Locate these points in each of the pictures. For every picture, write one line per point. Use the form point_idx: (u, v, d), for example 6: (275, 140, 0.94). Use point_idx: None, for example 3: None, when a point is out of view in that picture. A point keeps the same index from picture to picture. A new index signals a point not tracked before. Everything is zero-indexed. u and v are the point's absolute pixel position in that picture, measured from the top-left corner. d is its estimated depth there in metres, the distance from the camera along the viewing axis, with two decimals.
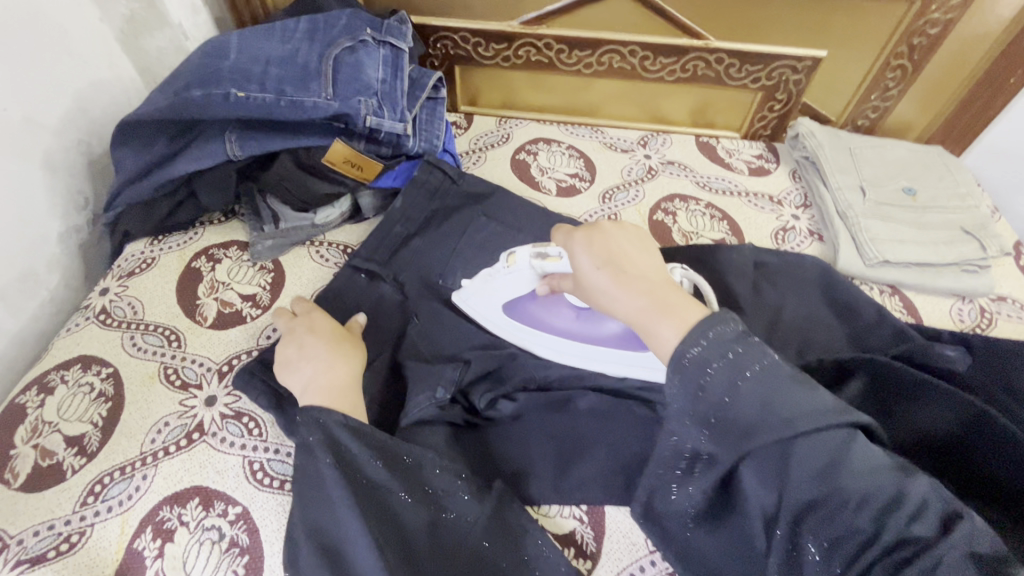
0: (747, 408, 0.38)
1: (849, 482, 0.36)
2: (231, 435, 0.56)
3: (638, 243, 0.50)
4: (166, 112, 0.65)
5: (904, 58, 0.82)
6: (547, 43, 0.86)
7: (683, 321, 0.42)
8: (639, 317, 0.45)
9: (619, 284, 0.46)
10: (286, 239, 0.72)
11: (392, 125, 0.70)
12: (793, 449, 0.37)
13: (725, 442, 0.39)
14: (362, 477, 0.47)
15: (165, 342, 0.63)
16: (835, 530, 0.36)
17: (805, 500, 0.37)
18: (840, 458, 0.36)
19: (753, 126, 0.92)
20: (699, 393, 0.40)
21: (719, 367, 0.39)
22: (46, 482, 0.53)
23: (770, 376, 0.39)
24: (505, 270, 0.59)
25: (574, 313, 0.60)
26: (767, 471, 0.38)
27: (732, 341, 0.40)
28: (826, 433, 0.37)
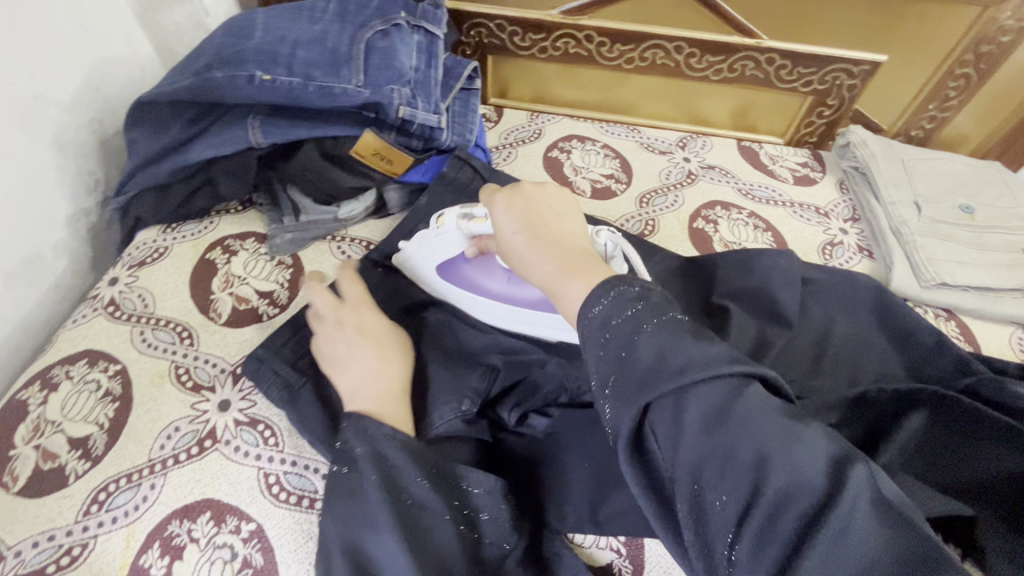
0: (644, 358, 0.35)
1: (743, 430, 0.31)
2: (245, 444, 0.52)
3: (561, 208, 0.50)
4: (186, 93, 0.60)
5: (970, 66, 0.78)
6: (588, 35, 0.81)
7: (591, 279, 0.41)
8: (549, 280, 0.44)
9: (532, 247, 0.46)
10: (307, 233, 0.68)
11: (426, 117, 0.65)
12: (688, 398, 0.32)
13: (622, 395, 0.34)
14: (411, 501, 0.42)
15: (177, 339, 0.59)
16: (728, 483, 0.31)
17: (699, 453, 0.32)
18: (733, 404, 0.32)
19: (798, 132, 0.88)
20: (603, 349, 0.37)
21: (617, 321, 0.37)
22: (47, 487, 0.49)
23: (669, 326, 0.36)
24: (436, 232, 0.59)
25: (505, 276, 0.59)
26: (664, 427, 0.33)
27: (632, 298, 0.38)
28: (718, 380, 0.32)
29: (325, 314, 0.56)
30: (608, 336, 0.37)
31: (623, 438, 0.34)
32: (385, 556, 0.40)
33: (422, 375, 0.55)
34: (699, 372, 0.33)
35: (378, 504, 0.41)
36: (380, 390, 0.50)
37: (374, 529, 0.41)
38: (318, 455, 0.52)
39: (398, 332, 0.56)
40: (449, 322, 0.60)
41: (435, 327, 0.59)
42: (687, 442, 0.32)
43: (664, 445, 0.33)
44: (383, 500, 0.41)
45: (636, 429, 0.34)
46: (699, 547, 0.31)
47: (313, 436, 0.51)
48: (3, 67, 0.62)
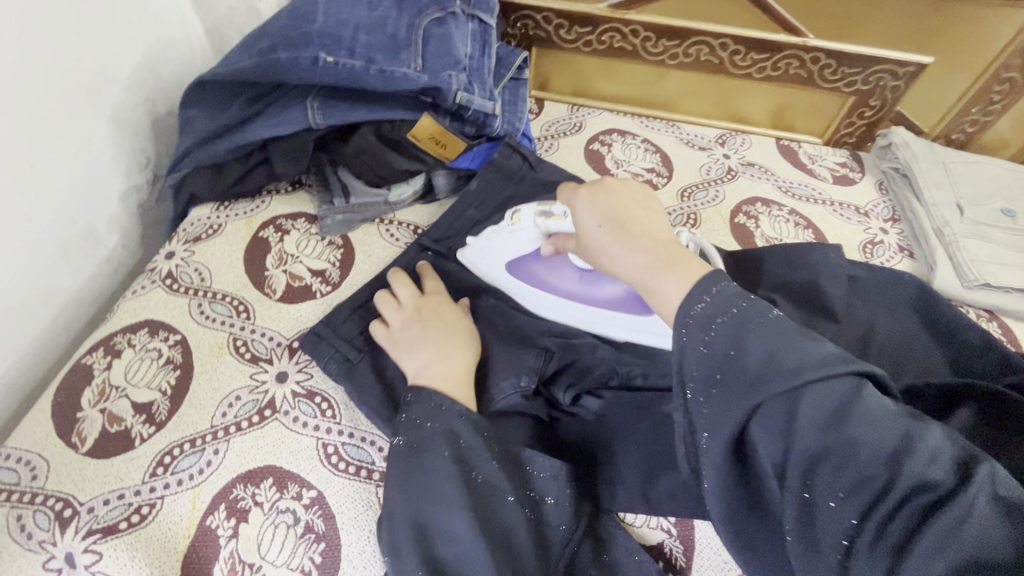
0: (752, 358, 0.35)
1: (862, 431, 0.31)
2: (303, 415, 0.53)
3: (644, 204, 0.50)
4: (249, 73, 0.62)
5: (1015, 71, 0.77)
6: (634, 29, 0.82)
7: (688, 275, 0.41)
8: (642, 275, 0.44)
9: (621, 241, 0.46)
10: (357, 214, 0.70)
11: (482, 103, 0.67)
12: (802, 399, 0.33)
13: (730, 396, 0.34)
14: (480, 480, 0.44)
15: (233, 312, 0.61)
16: (848, 480, 0.31)
17: (815, 451, 0.32)
18: (852, 405, 0.32)
19: (837, 134, 0.88)
20: (704, 349, 0.36)
21: (722, 322, 0.37)
22: (114, 449, 0.50)
23: (777, 327, 0.36)
24: (509, 228, 0.59)
25: (577, 273, 0.60)
26: (777, 426, 0.33)
27: (734, 297, 0.38)
28: (837, 381, 0.33)
29: (406, 302, 0.59)
30: (711, 337, 0.36)
31: (730, 437, 0.34)
32: (457, 519, 0.42)
33: (484, 351, 0.57)
34: (816, 373, 0.33)
35: (450, 480, 0.43)
36: (440, 365, 0.51)
37: (444, 501, 0.42)
38: (374, 428, 0.53)
39: (458, 314, 0.58)
40: (502, 306, 0.61)
41: (488, 309, 0.61)
42: (804, 441, 0.32)
43: (775, 444, 0.33)
44: (453, 477, 0.43)
45: (744, 426, 0.34)
46: (807, 539, 0.32)
47: (371, 408, 0.53)
48: (72, 43, 0.63)
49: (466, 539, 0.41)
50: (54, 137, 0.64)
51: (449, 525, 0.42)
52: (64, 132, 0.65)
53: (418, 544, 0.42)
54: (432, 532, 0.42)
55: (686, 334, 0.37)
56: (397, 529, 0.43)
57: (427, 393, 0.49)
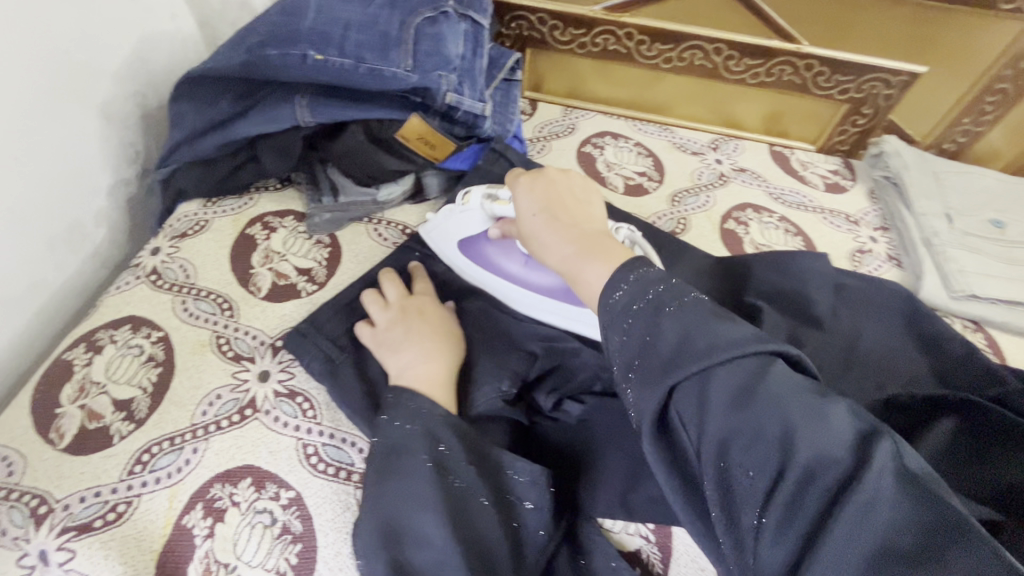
0: (668, 341, 0.37)
1: (766, 409, 0.33)
2: (284, 415, 0.53)
3: (579, 192, 0.53)
4: (238, 69, 0.61)
5: (1009, 82, 0.78)
6: (629, 32, 0.82)
7: (609, 261, 0.44)
8: (567, 263, 0.47)
9: (552, 228, 0.50)
10: (345, 213, 0.69)
11: (471, 105, 0.66)
12: (711, 378, 0.35)
13: (649, 379, 0.37)
14: (456, 480, 0.44)
15: (217, 310, 0.60)
16: (756, 458, 0.32)
17: (724, 429, 0.33)
18: (757, 383, 0.34)
19: (831, 140, 0.87)
20: (624, 334, 0.39)
21: (641, 307, 0.39)
22: (93, 446, 0.50)
23: (692, 311, 0.38)
24: (462, 209, 0.63)
25: (522, 259, 0.62)
26: (691, 407, 0.35)
27: (653, 283, 0.40)
28: (742, 360, 0.35)
29: (392, 301, 0.59)
30: (631, 322, 0.39)
31: (651, 418, 0.36)
32: (432, 522, 0.41)
33: (469, 353, 0.57)
34: (720, 352, 0.35)
35: (427, 484, 0.43)
36: (415, 371, 0.51)
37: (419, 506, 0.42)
38: (355, 429, 0.53)
39: (445, 320, 0.58)
40: (488, 309, 0.61)
41: (475, 311, 0.61)
42: (714, 419, 0.34)
43: (691, 423, 0.35)
44: (428, 478, 0.43)
45: (663, 409, 0.36)
46: (726, 522, 0.33)
47: (353, 409, 0.52)
48: (61, 35, 0.63)
49: (439, 543, 0.41)
50: (40, 129, 0.63)
51: (421, 523, 0.42)
52: (50, 124, 0.65)
53: (390, 543, 0.41)
54: (405, 531, 0.42)
55: (612, 321, 0.40)
56: (371, 526, 0.43)
57: (411, 393, 0.48)
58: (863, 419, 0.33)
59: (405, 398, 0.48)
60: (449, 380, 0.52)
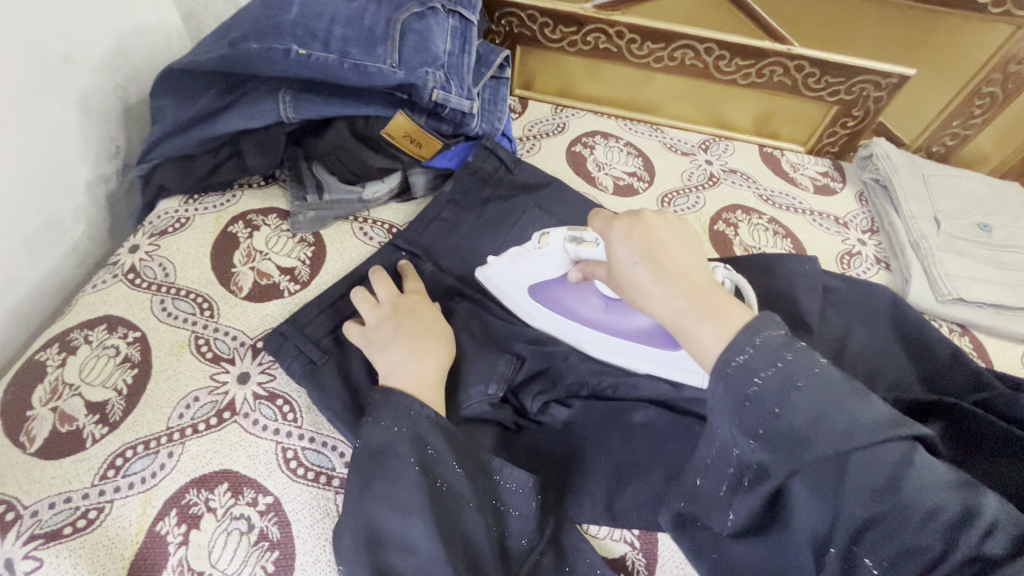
0: (801, 417, 0.35)
1: (912, 502, 0.34)
2: (264, 418, 0.52)
3: (684, 240, 0.45)
4: (220, 63, 0.60)
5: (997, 85, 0.78)
6: (619, 31, 0.81)
7: (728, 323, 0.39)
8: (676, 321, 0.41)
9: (659, 281, 0.42)
10: (330, 211, 0.68)
11: (459, 102, 0.65)
12: (852, 462, 0.35)
13: (777, 454, 0.36)
14: (442, 484, 0.43)
15: (197, 310, 0.59)
16: (895, 545, 0.34)
17: (864, 515, 0.35)
18: (903, 475, 0.34)
19: (821, 142, 0.87)
20: (745, 401, 0.36)
21: (771, 377, 0.36)
22: (64, 450, 0.49)
23: (827, 385, 0.36)
24: (537, 250, 0.58)
25: (602, 302, 0.58)
26: (821, 487, 0.36)
27: (779, 348, 0.37)
28: (886, 448, 0.34)
29: (383, 299, 0.57)
30: (755, 391, 0.36)
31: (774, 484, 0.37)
32: (415, 530, 0.41)
33: (459, 352, 0.56)
34: (866, 440, 0.34)
35: (413, 489, 0.42)
36: (410, 369, 0.50)
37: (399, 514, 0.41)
38: (336, 433, 0.52)
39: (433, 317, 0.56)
40: (476, 311, 0.60)
41: (462, 313, 0.60)
42: (851, 506, 0.35)
43: (820, 498, 0.36)
44: (415, 481, 0.42)
45: (787, 482, 0.37)
46: None
47: (334, 413, 0.51)
48: (37, 26, 0.61)
49: (422, 549, 0.41)
50: (14, 122, 0.61)
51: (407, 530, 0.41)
52: (26, 117, 0.63)
53: (372, 547, 0.41)
54: (388, 534, 0.42)
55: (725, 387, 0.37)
56: (355, 527, 0.42)
57: (400, 394, 0.47)
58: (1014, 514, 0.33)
59: (393, 398, 0.47)
60: (440, 381, 0.51)
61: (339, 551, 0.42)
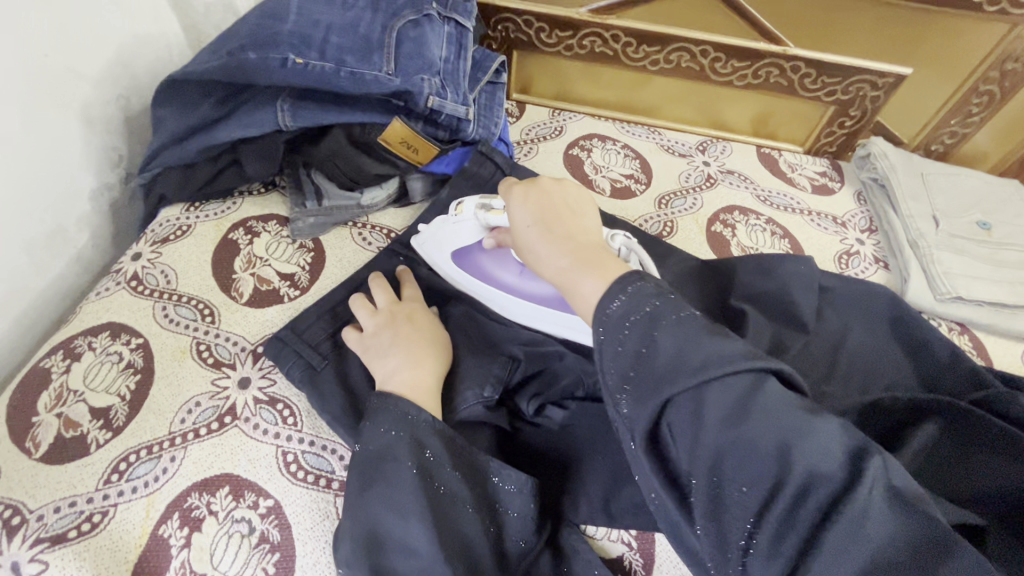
0: (662, 354, 0.35)
1: (761, 426, 0.32)
2: (264, 422, 0.53)
3: (578, 206, 0.50)
4: (218, 73, 0.61)
5: (994, 83, 0.77)
6: (615, 34, 0.82)
7: (604, 274, 0.42)
8: (562, 276, 0.45)
9: (547, 241, 0.47)
10: (329, 217, 0.69)
11: (454, 108, 0.66)
12: (706, 394, 0.33)
13: (641, 392, 0.35)
14: (440, 486, 0.44)
15: (198, 316, 0.60)
16: (749, 475, 0.31)
17: (718, 447, 0.32)
18: (751, 401, 0.32)
19: (818, 142, 0.88)
20: (619, 346, 0.37)
21: (635, 320, 0.37)
22: (69, 455, 0.50)
23: (687, 323, 0.36)
24: (453, 218, 0.60)
25: (517, 268, 0.60)
26: (683, 424, 0.33)
27: (650, 295, 0.38)
28: (734, 376, 0.33)
29: (381, 306, 0.58)
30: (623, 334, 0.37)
31: (642, 434, 0.35)
32: (409, 533, 0.41)
33: (454, 356, 0.56)
34: (716, 368, 0.33)
35: (412, 493, 0.42)
36: (404, 377, 0.50)
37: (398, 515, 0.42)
38: (336, 437, 0.53)
39: (428, 323, 0.57)
40: (473, 315, 0.61)
41: (460, 317, 0.61)
42: (708, 438, 0.32)
43: (684, 440, 0.33)
44: (411, 484, 0.43)
45: (655, 425, 0.35)
46: (716, 538, 0.32)
47: (333, 417, 0.52)
48: (39, 40, 0.62)
49: (418, 549, 0.41)
50: (18, 134, 0.63)
51: (408, 527, 0.41)
52: (29, 128, 0.64)
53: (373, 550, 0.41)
54: (386, 538, 0.42)
55: (607, 332, 0.38)
56: (355, 531, 0.42)
57: (398, 398, 0.47)
58: (852, 434, 0.32)
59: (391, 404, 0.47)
60: (436, 388, 0.51)
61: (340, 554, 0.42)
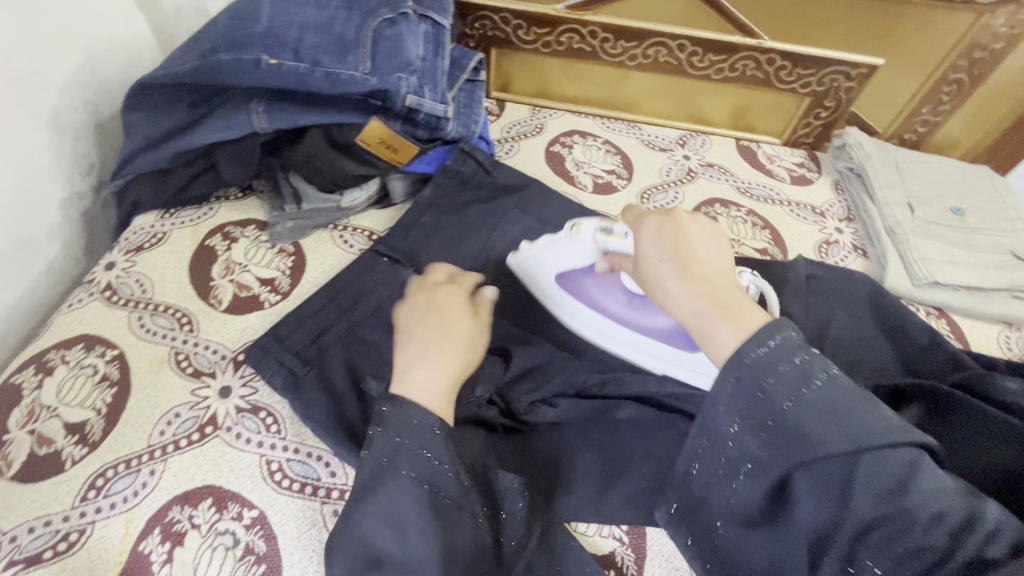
0: (808, 413, 0.35)
1: (919, 503, 0.32)
2: (246, 431, 0.52)
3: (713, 243, 0.46)
4: (190, 75, 0.60)
5: (963, 72, 0.79)
6: (592, 30, 0.82)
7: (745, 325, 0.39)
8: (695, 320, 0.41)
9: (682, 280, 0.43)
10: (309, 221, 0.68)
11: (433, 106, 0.65)
12: (858, 465, 0.33)
13: (780, 449, 0.35)
14: (441, 492, 0.41)
15: (176, 325, 0.58)
16: (899, 549, 0.32)
17: (868, 518, 0.33)
18: (911, 478, 0.32)
19: (795, 133, 0.89)
20: (758, 392, 0.36)
21: (776, 376, 0.36)
22: (43, 473, 0.48)
23: (840, 387, 0.35)
24: (568, 239, 0.59)
25: (626, 297, 0.60)
26: (823, 489, 0.34)
27: (798, 348, 0.37)
28: (894, 451, 0.33)
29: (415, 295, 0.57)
30: (763, 389, 0.36)
31: (769, 481, 0.36)
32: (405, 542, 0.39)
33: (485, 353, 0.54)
34: (872, 441, 0.33)
35: (415, 502, 0.40)
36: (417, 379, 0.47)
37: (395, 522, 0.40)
38: (321, 443, 0.52)
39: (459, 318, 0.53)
40: None
41: None
42: (858, 508, 0.33)
43: (825, 504, 0.34)
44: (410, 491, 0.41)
45: (786, 479, 0.35)
46: None
47: (316, 424, 0.51)
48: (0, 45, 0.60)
49: (423, 559, 0.39)
50: None
51: (411, 531, 0.39)
52: None
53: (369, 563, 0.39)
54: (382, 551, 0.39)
55: (733, 381, 0.37)
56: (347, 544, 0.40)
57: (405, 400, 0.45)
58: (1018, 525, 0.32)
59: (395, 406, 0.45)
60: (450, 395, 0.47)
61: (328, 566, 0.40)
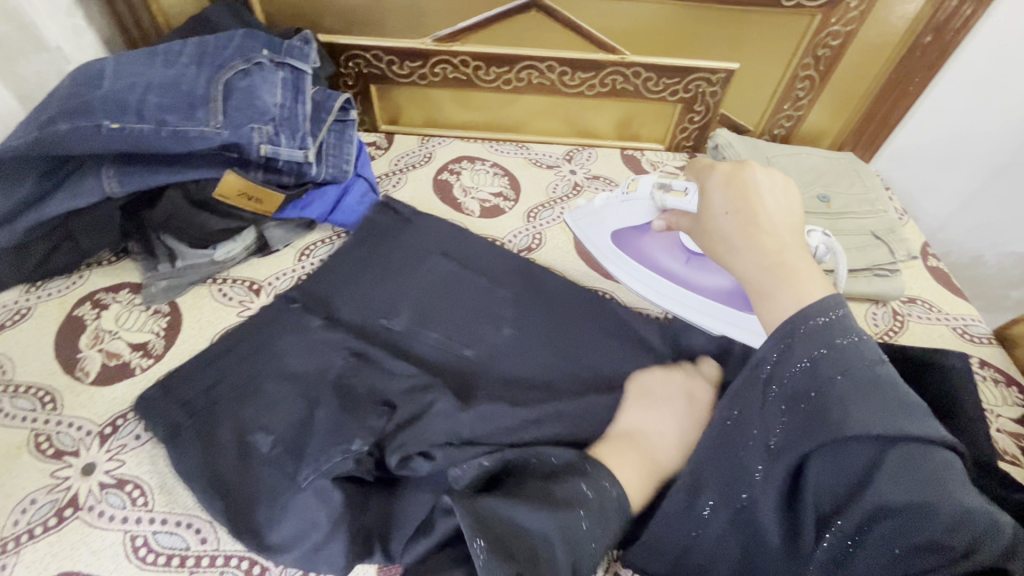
0: (853, 391, 0.32)
1: (943, 500, 0.30)
2: (110, 507, 0.50)
3: (782, 198, 0.45)
4: (28, 148, 0.58)
5: (811, 69, 0.84)
6: (463, 60, 0.84)
7: (805, 291, 0.37)
8: (754, 277, 0.41)
9: (747, 235, 0.43)
10: (182, 278, 0.67)
11: (291, 153, 0.66)
12: (890, 453, 0.31)
13: (807, 426, 0.33)
14: (586, 537, 0.43)
15: (37, 405, 0.56)
16: (911, 540, 0.30)
17: (888, 504, 0.31)
18: (940, 475, 0.30)
19: (676, 138, 0.92)
20: (806, 364, 0.34)
21: (828, 350, 0.34)
22: None
23: (885, 373, 0.33)
24: (626, 195, 0.63)
25: (685, 257, 0.64)
26: (842, 471, 0.32)
27: (850, 329, 0.35)
28: (927, 446, 0.31)
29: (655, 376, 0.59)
30: (810, 363, 0.34)
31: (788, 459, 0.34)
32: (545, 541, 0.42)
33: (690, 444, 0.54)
34: (915, 431, 0.31)
35: (581, 532, 0.43)
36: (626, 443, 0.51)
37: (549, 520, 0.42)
38: (190, 510, 0.50)
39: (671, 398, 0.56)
40: (358, 364, 0.58)
41: (321, 365, 0.58)
42: (875, 493, 0.31)
43: (840, 486, 0.32)
44: (565, 516, 0.43)
45: (805, 459, 0.34)
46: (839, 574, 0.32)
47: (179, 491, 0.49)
48: None
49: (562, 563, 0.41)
50: None
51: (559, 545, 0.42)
52: None
53: (503, 551, 0.40)
54: (526, 546, 0.41)
55: (784, 350, 0.35)
56: (489, 527, 0.41)
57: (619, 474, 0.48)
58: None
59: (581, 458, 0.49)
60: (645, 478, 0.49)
61: (467, 533, 0.41)
